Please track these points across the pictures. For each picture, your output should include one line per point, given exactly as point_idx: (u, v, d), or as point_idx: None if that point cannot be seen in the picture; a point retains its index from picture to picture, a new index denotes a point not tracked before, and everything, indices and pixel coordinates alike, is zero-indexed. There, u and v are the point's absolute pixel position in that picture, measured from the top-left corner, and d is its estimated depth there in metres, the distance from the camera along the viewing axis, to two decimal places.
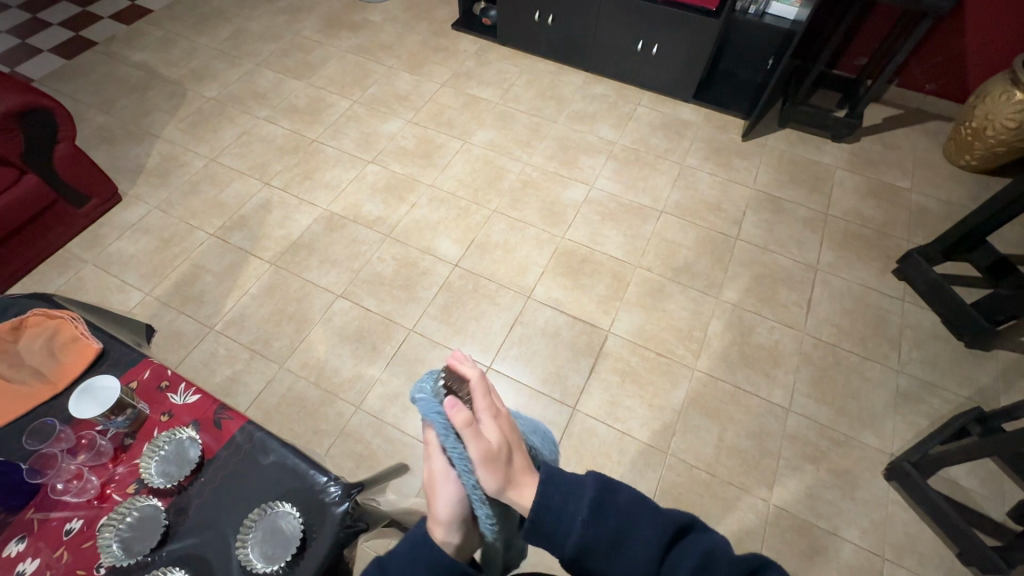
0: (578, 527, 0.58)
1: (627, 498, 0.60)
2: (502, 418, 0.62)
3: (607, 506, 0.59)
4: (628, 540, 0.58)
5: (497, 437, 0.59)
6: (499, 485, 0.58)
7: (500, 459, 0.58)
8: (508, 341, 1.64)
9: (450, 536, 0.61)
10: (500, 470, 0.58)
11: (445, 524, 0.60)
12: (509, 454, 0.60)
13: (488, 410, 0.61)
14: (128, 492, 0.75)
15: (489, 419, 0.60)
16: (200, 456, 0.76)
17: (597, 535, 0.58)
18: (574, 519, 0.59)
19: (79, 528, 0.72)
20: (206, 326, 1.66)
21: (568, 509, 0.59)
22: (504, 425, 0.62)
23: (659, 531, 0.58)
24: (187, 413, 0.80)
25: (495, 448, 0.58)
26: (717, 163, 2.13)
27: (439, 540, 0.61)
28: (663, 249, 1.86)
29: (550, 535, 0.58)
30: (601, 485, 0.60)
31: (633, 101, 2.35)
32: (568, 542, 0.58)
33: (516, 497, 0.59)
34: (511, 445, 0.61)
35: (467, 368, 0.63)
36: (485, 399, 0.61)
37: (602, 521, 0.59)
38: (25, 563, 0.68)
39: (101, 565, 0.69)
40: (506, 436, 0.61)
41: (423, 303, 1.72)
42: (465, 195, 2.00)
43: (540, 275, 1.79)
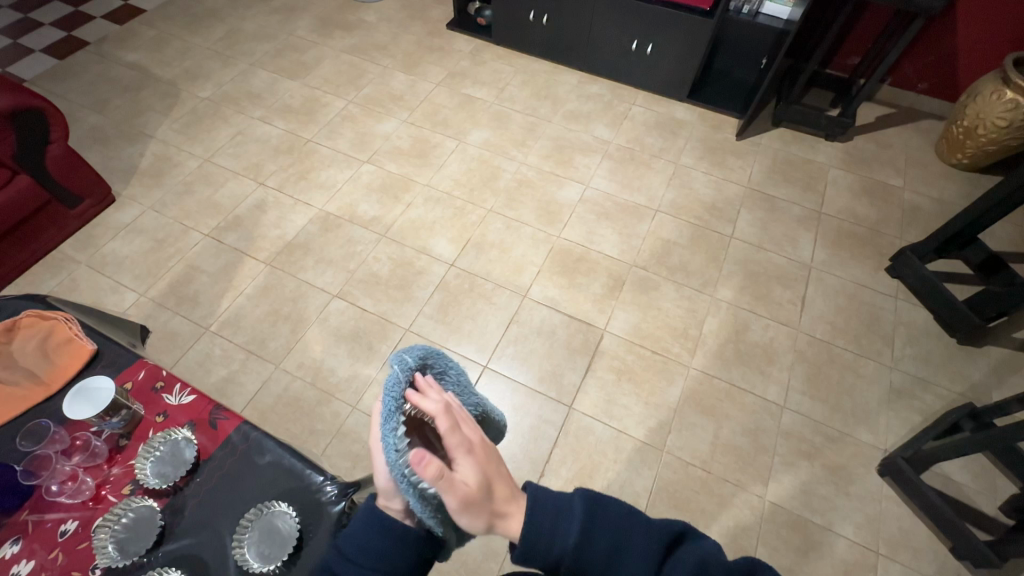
0: (571, 547, 0.58)
1: (617, 512, 0.61)
2: (477, 448, 0.57)
3: (598, 521, 0.60)
4: (623, 554, 0.59)
5: (474, 477, 0.55)
6: (486, 525, 0.56)
7: (480, 501, 0.55)
8: (505, 341, 1.64)
9: (392, 503, 0.62)
10: (480, 510, 0.55)
11: (386, 493, 0.61)
12: (489, 490, 0.56)
13: (460, 446, 0.55)
14: (123, 493, 0.75)
15: (460, 456, 0.55)
16: (195, 457, 0.76)
17: (590, 553, 0.59)
18: (568, 538, 0.59)
19: (74, 529, 0.71)
20: (201, 327, 1.65)
21: (561, 529, 0.59)
22: (481, 458, 0.57)
23: (652, 541, 0.60)
24: (182, 414, 0.80)
25: (472, 489, 0.54)
26: (711, 162, 2.14)
27: (382, 504, 0.63)
28: (658, 248, 1.87)
29: (544, 556, 0.58)
30: (591, 500, 0.61)
31: (627, 100, 2.36)
32: (563, 562, 0.59)
33: (504, 530, 0.58)
34: (491, 476, 0.57)
35: (429, 404, 0.56)
36: (454, 435, 0.55)
37: (595, 539, 0.59)
38: (19, 565, 0.67)
39: (96, 566, 0.68)
40: (485, 471, 0.56)
41: (419, 303, 1.72)
42: (461, 195, 2.00)
43: (536, 274, 1.79)
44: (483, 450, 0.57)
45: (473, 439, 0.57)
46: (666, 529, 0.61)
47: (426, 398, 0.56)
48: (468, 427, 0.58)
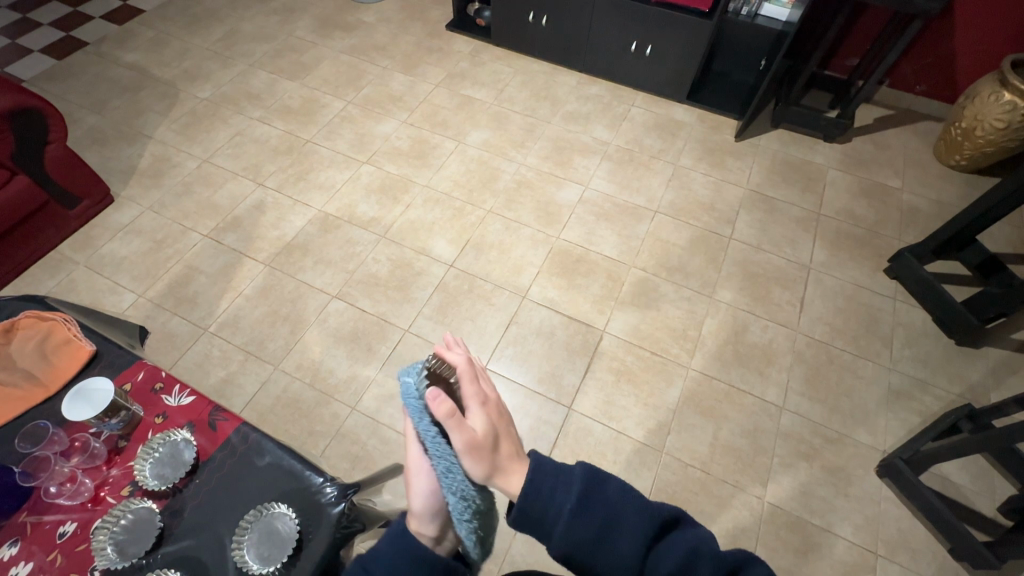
0: (565, 517, 0.58)
1: (615, 491, 0.60)
2: (488, 403, 0.61)
3: (595, 497, 0.60)
4: (615, 531, 0.58)
5: (481, 426, 0.59)
6: (487, 474, 0.59)
7: (485, 448, 0.58)
8: (504, 342, 1.64)
9: (426, 528, 0.60)
10: (482, 458, 0.58)
11: (421, 515, 0.60)
12: (494, 442, 0.60)
13: (474, 396, 0.60)
14: (122, 495, 0.75)
15: (472, 405, 0.60)
16: (194, 458, 0.76)
17: (584, 526, 0.58)
18: (563, 507, 0.59)
19: (73, 531, 0.71)
20: (199, 328, 1.65)
21: (558, 497, 0.59)
22: (491, 412, 0.61)
23: (647, 524, 0.59)
24: (181, 415, 0.80)
25: (477, 436, 0.58)
26: (710, 163, 2.14)
27: (415, 529, 0.60)
28: (658, 249, 1.87)
29: (537, 522, 0.59)
30: (590, 475, 0.61)
31: (627, 101, 2.36)
32: (555, 531, 0.58)
33: (503, 485, 0.60)
34: (498, 430, 0.61)
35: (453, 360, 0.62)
36: (471, 386, 0.61)
37: (589, 512, 0.59)
38: (18, 566, 0.67)
39: (95, 568, 0.68)
40: (493, 424, 0.60)
41: (418, 303, 1.72)
42: (460, 196, 2.00)
43: (535, 275, 1.80)
44: (494, 406, 0.61)
45: (487, 395, 0.62)
46: (662, 515, 0.60)
47: (451, 352, 0.63)
48: (484, 386, 0.63)
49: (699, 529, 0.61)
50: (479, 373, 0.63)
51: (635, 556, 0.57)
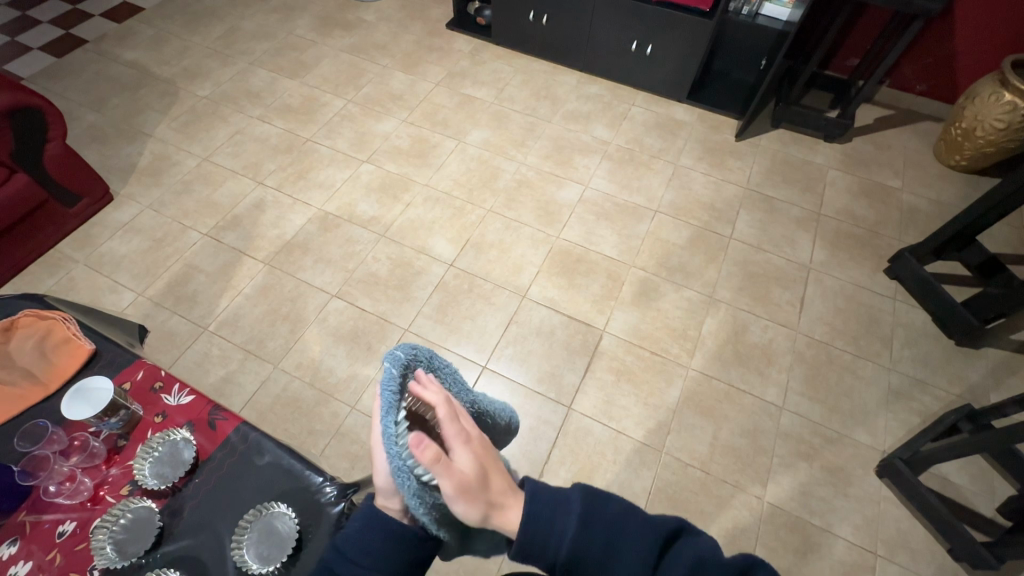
0: (568, 541, 0.58)
1: (614, 509, 0.61)
2: (475, 440, 0.57)
3: (595, 517, 0.59)
4: (618, 549, 0.58)
5: (470, 465, 0.54)
6: (481, 515, 0.55)
7: (477, 490, 0.54)
8: (504, 341, 1.64)
9: (392, 503, 0.62)
10: (474, 498, 0.54)
11: (384, 493, 0.61)
12: (485, 481, 0.56)
13: (458, 436, 0.55)
14: (122, 494, 0.75)
15: (457, 444, 0.55)
16: (194, 457, 0.75)
17: (586, 546, 0.58)
18: (564, 533, 0.58)
19: (72, 530, 0.71)
20: (199, 327, 1.65)
21: (558, 523, 0.59)
22: (478, 449, 0.57)
23: (649, 538, 0.59)
24: (181, 414, 0.80)
25: (467, 478, 0.54)
26: (710, 163, 2.14)
27: (381, 505, 0.62)
28: (658, 249, 1.87)
29: (541, 552, 0.58)
30: (588, 496, 0.61)
31: (627, 100, 2.36)
32: (559, 556, 0.58)
33: (500, 522, 0.57)
34: (488, 467, 0.57)
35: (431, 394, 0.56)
36: (452, 425, 0.55)
37: (591, 533, 0.59)
38: (17, 565, 0.67)
39: (95, 567, 0.68)
40: (482, 462, 0.56)
41: (418, 303, 1.72)
42: (461, 195, 2.00)
43: (535, 275, 1.79)
44: (481, 443, 0.56)
45: (471, 431, 0.57)
46: (663, 529, 0.60)
47: (428, 389, 0.57)
48: (466, 420, 0.58)
49: (701, 535, 0.61)
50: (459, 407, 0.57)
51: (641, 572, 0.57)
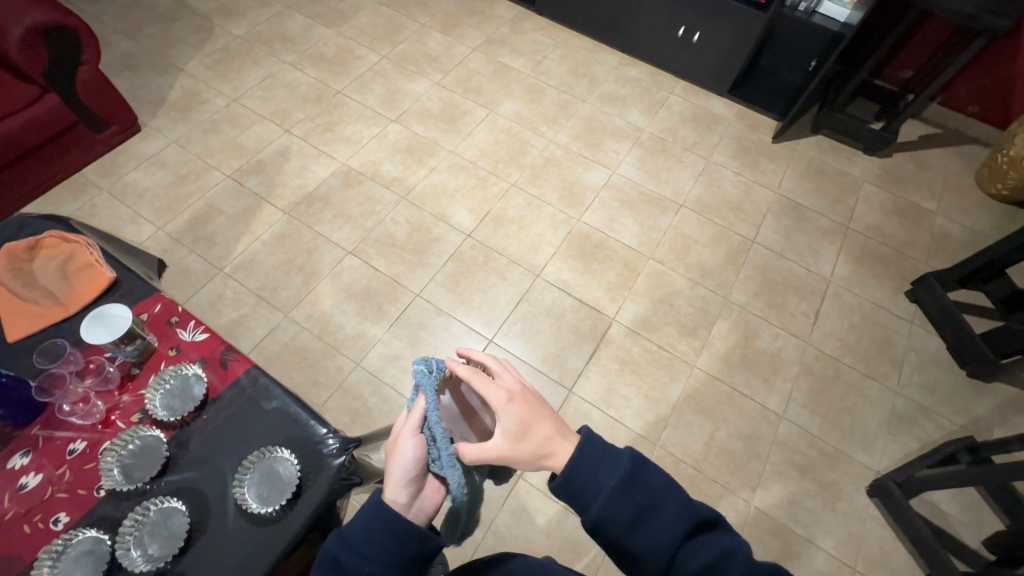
0: (607, 491, 0.62)
1: (658, 481, 0.63)
2: (515, 398, 0.67)
3: (638, 481, 0.63)
4: (651, 517, 0.62)
5: (514, 421, 0.66)
6: (534, 464, 0.65)
7: (519, 444, 0.65)
8: (513, 317, 1.65)
9: (400, 495, 0.64)
10: (524, 450, 0.65)
11: (398, 483, 0.64)
12: (529, 432, 0.66)
13: (499, 399, 0.67)
14: (131, 421, 0.76)
15: (503, 404, 0.67)
16: (204, 394, 0.77)
17: (621, 504, 0.62)
18: (605, 484, 0.62)
19: (82, 450, 0.73)
20: (214, 268, 1.66)
21: (602, 474, 0.63)
22: (520, 406, 0.67)
23: (682, 519, 0.62)
24: (194, 350, 0.81)
25: (512, 432, 0.65)
26: (743, 163, 2.09)
27: (389, 498, 0.64)
28: (678, 244, 1.85)
29: (579, 494, 0.63)
30: (638, 463, 0.64)
31: (666, 88, 2.30)
32: (595, 503, 0.62)
33: (550, 464, 0.65)
34: (530, 420, 0.67)
35: (463, 366, 0.67)
36: (491, 390, 0.67)
37: (630, 493, 0.62)
38: (28, 476, 0.70)
39: (101, 488, 0.70)
40: (523, 418, 0.66)
41: (432, 269, 1.72)
42: (485, 166, 1.97)
43: (551, 255, 1.78)
44: (521, 398, 0.68)
45: (511, 391, 0.68)
46: (696, 515, 0.63)
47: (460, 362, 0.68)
48: (505, 381, 0.69)
49: (729, 533, 0.64)
50: (496, 374, 0.69)
51: (666, 545, 0.61)
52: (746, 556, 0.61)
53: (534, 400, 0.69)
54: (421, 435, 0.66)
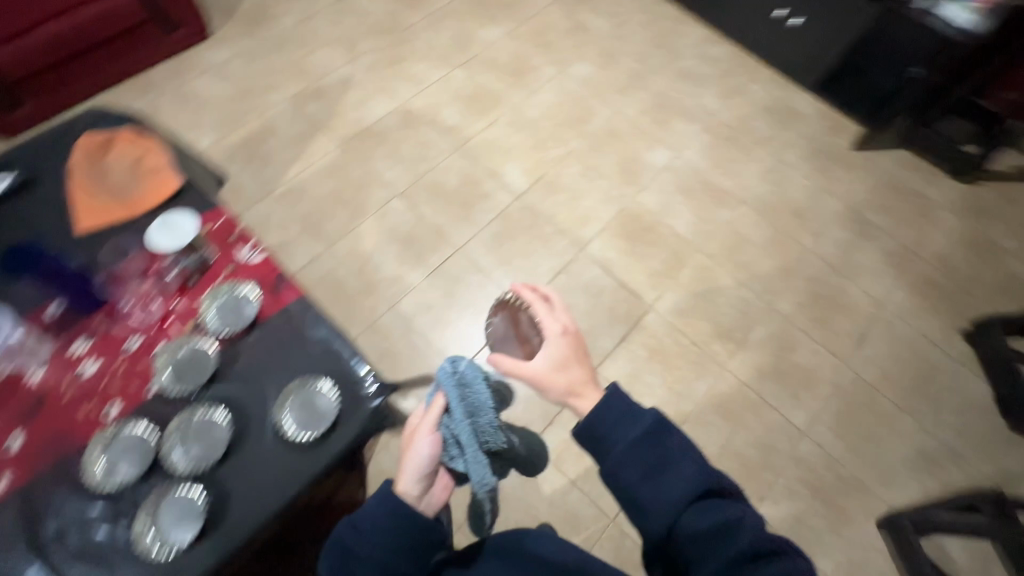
0: (625, 443, 0.70)
1: (676, 443, 0.70)
2: (565, 334, 0.83)
3: (656, 439, 0.70)
4: (665, 473, 0.68)
5: (558, 352, 0.80)
6: (562, 395, 0.79)
7: (556, 373, 0.79)
8: (550, 287, 1.63)
9: (410, 487, 0.72)
10: (559, 383, 0.78)
11: (409, 477, 0.72)
12: (567, 367, 0.80)
13: (551, 329, 0.83)
14: (185, 327, 0.78)
15: (555, 335, 0.82)
16: (256, 315, 0.78)
17: (637, 456, 0.69)
18: (624, 436, 0.71)
19: (136, 347, 0.76)
20: (266, 189, 1.68)
21: (622, 427, 0.71)
22: (567, 342, 0.82)
23: (695, 481, 0.67)
24: (251, 271, 0.82)
25: (554, 361, 0.80)
26: (816, 166, 1.97)
27: (400, 490, 0.72)
28: (730, 241, 1.78)
29: (598, 438, 0.72)
30: (661, 423, 0.71)
31: (749, 73, 2.15)
32: (612, 451, 0.71)
33: (575, 402, 0.79)
34: (571, 359, 0.81)
35: (529, 293, 0.86)
36: (546, 319, 0.84)
37: (647, 448, 0.69)
38: (87, 363, 0.74)
39: (152, 386, 0.73)
40: (566, 351, 0.81)
41: (477, 225, 1.70)
42: (546, 128, 1.91)
43: (598, 231, 1.74)
44: (569, 336, 0.83)
45: (562, 327, 0.83)
46: (709, 482, 0.68)
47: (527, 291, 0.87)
48: (559, 319, 0.84)
49: (742, 506, 0.67)
50: (554, 312, 0.85)
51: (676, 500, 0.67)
52: (756, 528, 0.64)
53: (577, 343, 0.83)
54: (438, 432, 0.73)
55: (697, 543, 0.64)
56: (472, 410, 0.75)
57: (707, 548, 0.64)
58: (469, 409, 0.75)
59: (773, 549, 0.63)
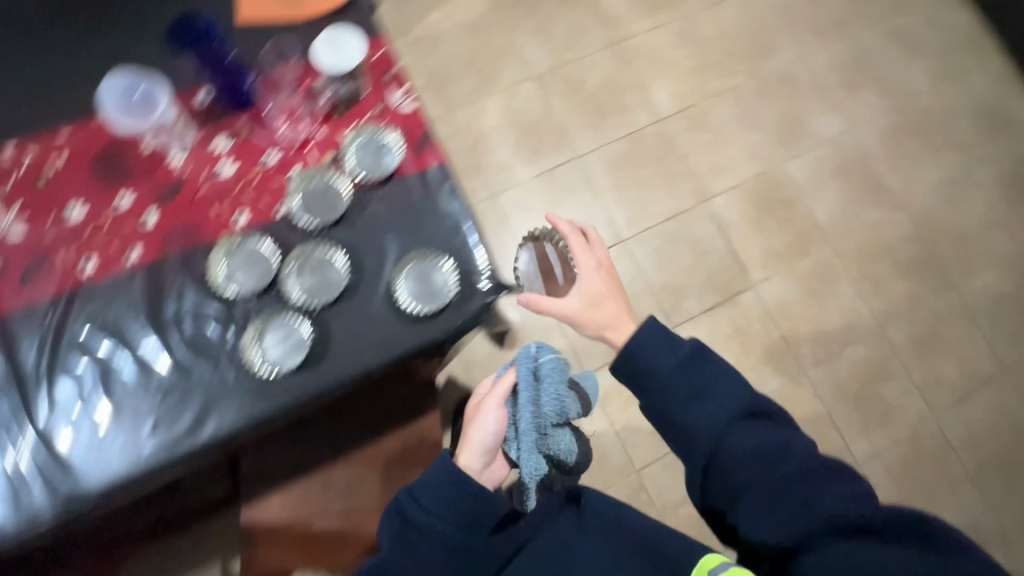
0: (668, 370, 0.70)
1: (718, 370, 0.69)
2: (601, 269, 0.84)
3: (698, 366, 0.69)
4: (708, 399, 0.68)
5: (593, 287, 0.82)
6: (598, 330, 0.80)
7: (594, 307, 0.81)
8: (656, 229, 1.52)
9: (471, 461, 0.78)
10: (598, 316, 0.80)
11: (472, 451, 0.78)
12: (603, 303, 0.81)
13: (586, 262, 0.84)
14: (323, 157, 0.74)
15: (591, 270, 0.84)
16: (395, 167, 0.73)
17: (681, 383, 0.69)
18: (666, 364, 0.70)
19: (274, 161, 0.73)
20: (402, 28, 1.56)
21: (663, 356, 0.71)
22: (603, 278, 0.84)
23: (738, 404, 0.67)
24: (399, 118, 0.76)
25: (589, 296, 0.81)
26: (1006, 194, 1.66)
27: (463, 461, 0.78)
28: (868, 246, 1.57)
29: (642, 371, 0.71)
30: (700, 351, 0.70)
31: (980, 56, 1.75)
32: (653, 381, 0.70)
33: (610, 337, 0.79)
34: (608, 295, 0.82)
35: (565, 225, 0.85)
36: (582, 253, 0.85)
37: (689, 373, 0.69)
38: (226, 161, 0.72)
39: (282, 206, 0.72)
40: (602, 285, 0.83)
41: (604, 138, 1.56)
42: (715, 52, 1.65)
43: (729, 187, 1.56)
44: (605, 271, 0.85)
45: (597, 262, 0.85)
46: (747, 407, 0.67)
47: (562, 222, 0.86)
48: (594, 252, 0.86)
49: (787, 433, 0.66)
50: (587, 246, 0.86)
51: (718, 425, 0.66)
52: (806, 459, 0.62)
53: (613, 277, 0.85)
54: (504, 410, 0.80)
55: (742, 471, 0.63)
56: (538, 400, 0.79)
57: (759, 477, 0.62)
58: (535, 398, 0.79)
59: (825, 478, 0.61)
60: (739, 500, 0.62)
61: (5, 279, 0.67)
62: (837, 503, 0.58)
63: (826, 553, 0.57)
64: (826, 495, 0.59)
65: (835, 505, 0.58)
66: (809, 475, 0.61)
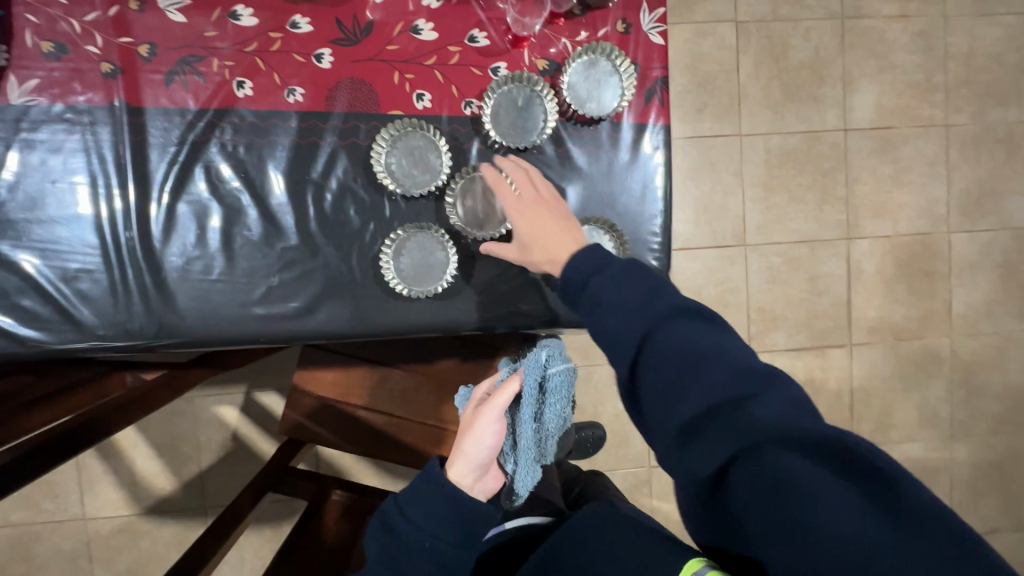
0: (598, 274, 0.50)
1: (659, 280, 0.49)
2: (537, 200, 0.56)
3: (633, 270, 0.50)
4: (638, 304, 0.47)
5: (525, 226, 0.56)
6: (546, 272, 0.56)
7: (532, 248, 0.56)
8: (783, 248, 1.36)
9: (465, 474, 0.62)
10: (534, 254, 0.55)
11: (466, 460, 0.61)
12: (542, 236, 0.55)
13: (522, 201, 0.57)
14: (535, 63, 0.60)
15: (524, 206, 0.56)
16: (613, 112, 0.60)
17: (609, 285, 0.49)
18: (598, 266, 0.51)
19: (479, 47, 0.59)
20: None
21: (596, 257, 0.51)
22: (539, 207, 0.56)
23: (673, 309, 0.46)
24: (638, 50, 0.60)
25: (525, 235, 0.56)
26: None
27: (454, 477, 0.62)
28: (986, 354, 1.42)
29: (579, 284, 0.51)
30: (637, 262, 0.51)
31: None
32: (583, 291, 0.51)
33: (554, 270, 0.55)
34: (547, 223, 0.55)
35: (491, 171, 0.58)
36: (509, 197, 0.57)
37: (627, 280, 0.49)
38: (424, 24, 0.58)
39: (472, 106, 0.60)
40: (535, 218, 0.56)
41: (778, 125, 1.34)
42: (950, 74, 1.36)
43: (880, 235, 1.38)
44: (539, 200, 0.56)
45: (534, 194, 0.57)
46: (676, 301, 0.47)
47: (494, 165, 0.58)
48: (527, 183, 0.57)
49: (727, 339, 0.45)
50: (522, 179, 0.57)
51: (637, 311, 0.47)
52: (739, 365, 0.42)
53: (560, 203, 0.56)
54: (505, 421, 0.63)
55: (655, 379, 0.44)
56: (541, 416, 0.64)
57: (687, 399, 0.42)
58: (539, 413, 0.63)
59: (761, 386, 0.41)
60: (650, 408, 0.44)
61: (145, 62, 0.56)
62: (774, 418, 0.38)
63: (746, 478, 0.37)
64: (766, 402, 0.39)
65: (765, 415, 0.38)
66: (749, 378, 0.41)
